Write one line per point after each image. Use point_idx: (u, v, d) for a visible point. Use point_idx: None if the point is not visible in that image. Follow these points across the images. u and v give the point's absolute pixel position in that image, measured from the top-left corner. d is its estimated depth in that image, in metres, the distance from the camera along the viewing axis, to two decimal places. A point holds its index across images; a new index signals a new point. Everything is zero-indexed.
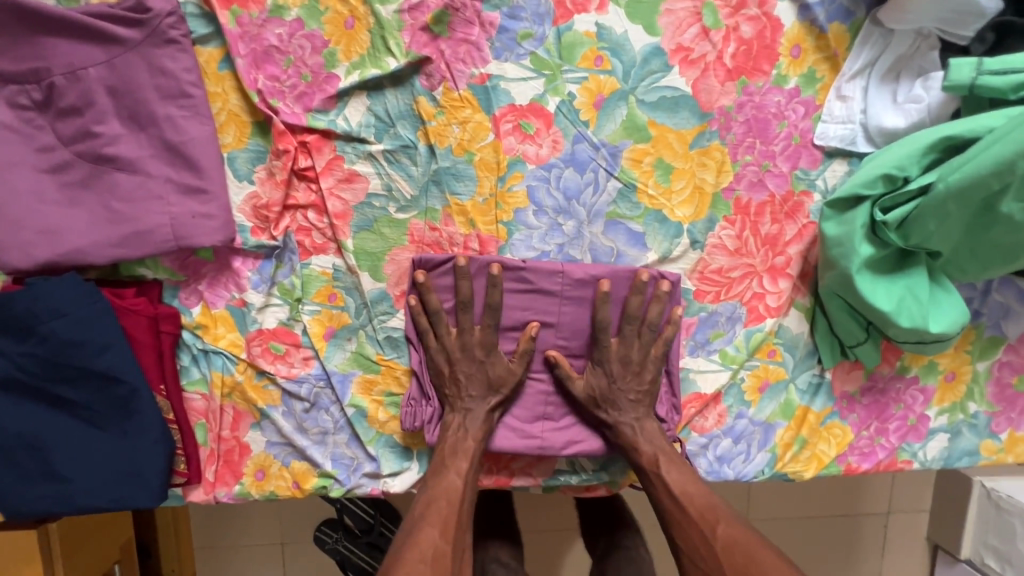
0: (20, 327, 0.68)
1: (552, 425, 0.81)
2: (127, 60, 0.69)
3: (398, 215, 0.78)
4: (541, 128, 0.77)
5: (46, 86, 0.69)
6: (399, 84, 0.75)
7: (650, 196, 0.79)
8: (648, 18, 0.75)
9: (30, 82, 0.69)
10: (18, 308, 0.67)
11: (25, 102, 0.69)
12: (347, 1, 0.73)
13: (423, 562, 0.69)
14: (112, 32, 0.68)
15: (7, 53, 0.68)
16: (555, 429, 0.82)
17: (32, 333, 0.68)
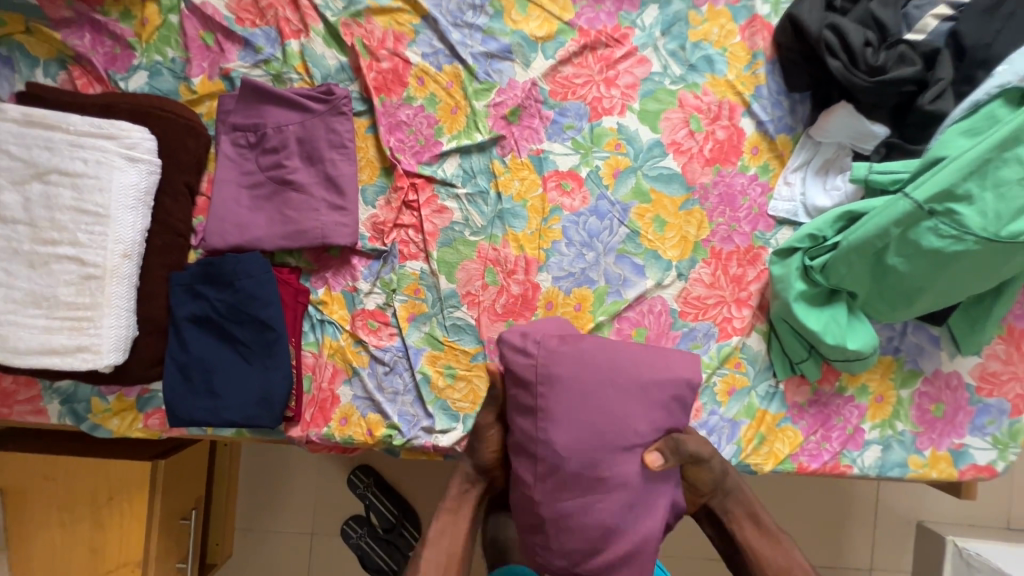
0: (214, 283, 1.00)
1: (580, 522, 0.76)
2: (312, 122, 1.06)
3: (471, 238, 1.11)
4: (575, 187, 1.11)
5: (259, 134, 1.06)
6: (482, 151, 1.11)
7: (650, 240, 1.12)
8: (653, 122, 1.12)
9: (249, 130, 1.06)
10: (225, 268, 1.00)
11: (243, 142, 1.06)
12: (455, 97, 1.11)
13: None
14: (308, 105, 1.06)
15: (239, 112, 1.07)
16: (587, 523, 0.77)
17: (225, 288, 1.00)
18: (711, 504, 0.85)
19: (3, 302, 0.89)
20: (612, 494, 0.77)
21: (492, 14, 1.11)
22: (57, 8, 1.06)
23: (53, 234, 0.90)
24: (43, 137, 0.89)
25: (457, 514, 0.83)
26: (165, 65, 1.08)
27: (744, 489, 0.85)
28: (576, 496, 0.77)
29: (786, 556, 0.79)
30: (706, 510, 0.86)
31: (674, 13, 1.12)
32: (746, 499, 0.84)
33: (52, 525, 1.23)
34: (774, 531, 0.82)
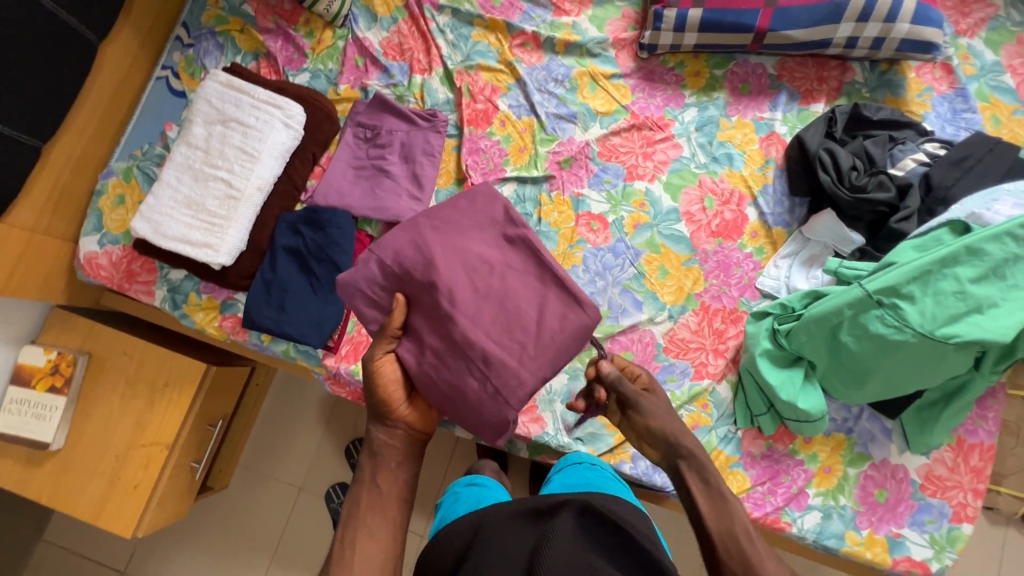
0: (311, 228, 1.30)
1: (487, 295, 0.97)
2: (415, 133, 1.40)
3: None
4: (601, 228, 1.38)
5: (375, 132, 1.40)
6: (536, 184, 1.41)
7: (652, 283, 1.35)
8: (675, 193, 1.39)
9: (369, 128, 1.41)
10: (325, 215, 1.30)
11: (361, 136, 1.41)
12: (525, 140, 1.43)
13: (379, 525, 0.90)
14: (416, 121, 1.40)
15: (366, 114, 1.41)
16: (484, 297, 0.97)
17: (318, 232, 1.29)
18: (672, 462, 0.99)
19: (169, 200, 1.23)
20: (503, 277, 0.98)
21: (568, 88, 1.45)
22: (265, 20, 1.48)
23: (217, 162, 1.23)
24: (235, 98, 1.26)
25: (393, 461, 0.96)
26: (324, 72, 1.46)
27: (697, 454, 0.97)
28: (482, 303, 0.96)
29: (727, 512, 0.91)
30: (671, 469, 1.00)
31: (708, 116, 1.42)
32: (698, 463, 0.96)
33: (114, 394, 1.48)
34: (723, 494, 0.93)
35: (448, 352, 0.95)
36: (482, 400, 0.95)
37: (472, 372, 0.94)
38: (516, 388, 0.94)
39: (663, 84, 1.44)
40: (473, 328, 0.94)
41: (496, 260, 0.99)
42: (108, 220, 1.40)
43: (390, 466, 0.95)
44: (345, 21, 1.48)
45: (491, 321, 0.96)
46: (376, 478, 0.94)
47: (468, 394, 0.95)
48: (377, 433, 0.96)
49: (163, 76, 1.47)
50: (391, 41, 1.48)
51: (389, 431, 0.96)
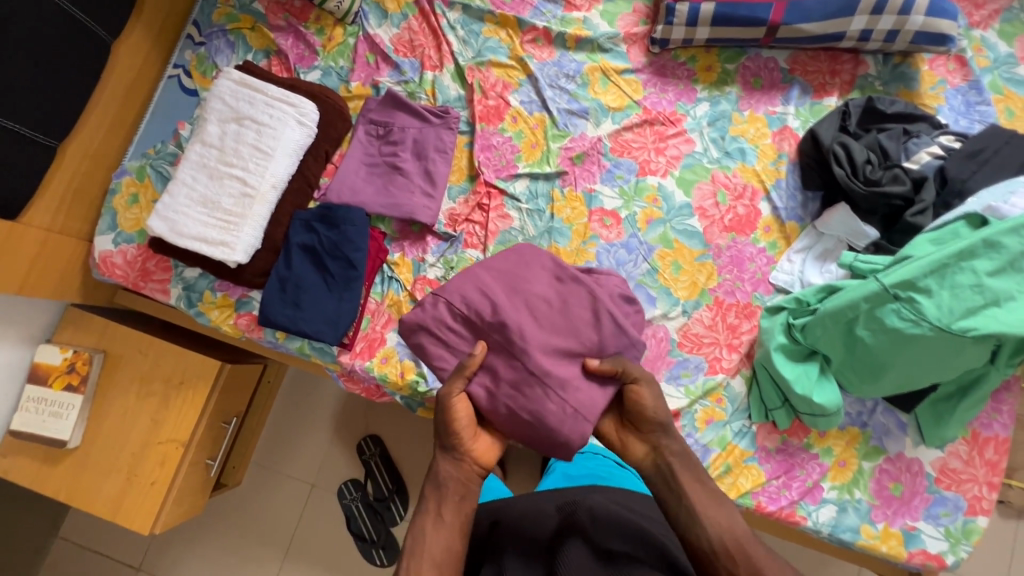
0: (326, 226, 1.29)
1: (547, 325, 1.04)
2: (428, 130, 1.39)
3: (523, 242, 1.38)
4: (614, 224, 1.38)
5: (387, 129, 1.40)
6: (548, 180, 1.40)
7: (666, 278, 1.35)
8: (688, 188, 1.39)
9: (380, 125, 1.40)
10: (339, 212, 1.30)
11: (373, 133, 1.40)
12: (537, 136, 1.43)
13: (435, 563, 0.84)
14: (428, 117, 1.40)
15: (378, 112, 1.41)
16: (546, 325, 1.04)
17: (334, 230, 1.29)
18: (659, 458, 0.92)
19: (184, 199, 1.22)
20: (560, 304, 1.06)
21: (580, 84, 1.44)
22: (276, 18, 1.48)
23: (233, 160, 1.22)
24: (249, 96, 1.25)
25: (455, 497, 0.90)
26: (335, 70, 1.46)
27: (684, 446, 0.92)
28: (545, 332, 1.03)
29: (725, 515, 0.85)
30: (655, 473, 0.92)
31: (721, 111, 1.42)
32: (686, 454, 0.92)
33: (130, 391, 1.49)
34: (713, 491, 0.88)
35: (524, 378, 0.98)
36: (558, 420, 0.97)
37: (549, 397, 0.98)
38: (590, 403, 0.98)
39: (674, 79, 1.44)
40: (546, 355, 1.01)
41: (558, 290, 1.08)
42: (123, 219, 1.41)
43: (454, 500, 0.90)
44: (356, 18, 1.47)
45: (557, 347, 1.02)
46: (439, 509, 0.89)
47: (547, 410, 0.97)
48: (441, 463, 0.92)
49: (175, 75, 1.47)
50: (402, 38, 1.48)
51: (457, 461, 0.92)
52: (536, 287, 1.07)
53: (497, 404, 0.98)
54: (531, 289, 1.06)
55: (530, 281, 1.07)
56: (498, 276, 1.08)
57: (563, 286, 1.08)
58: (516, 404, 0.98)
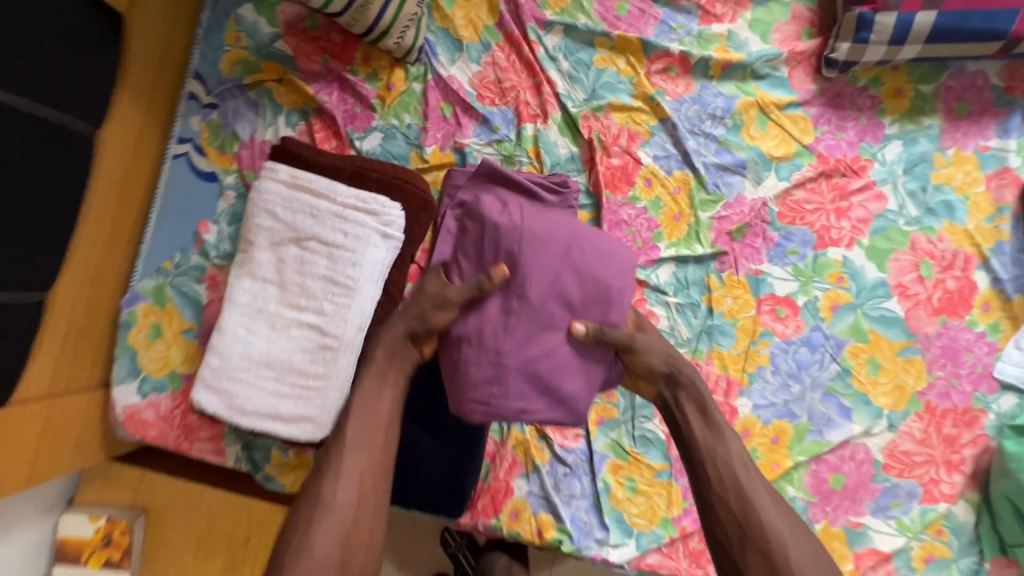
0: (435, 367, 0.96)
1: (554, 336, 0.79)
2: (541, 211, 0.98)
3: (674, 349, 1.07)
4: (790, 314, 1.07)
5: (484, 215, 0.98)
6: (700, 263, 1.08)
7: (861, 382, 1.06)
8: (881, 260, 1.07)
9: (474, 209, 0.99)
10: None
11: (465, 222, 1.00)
12: (680, 204, 1.08)
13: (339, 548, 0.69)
14: (540, 195, 0.98)
15: (468, 189, 1.01)
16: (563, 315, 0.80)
17: None
18: (666, 393, 0.85)
19: (238, 359, 0.88)
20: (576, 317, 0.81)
21: (730, 127, 1.09)
22: (311, 62, 1.08)
23: (300, 300, 0.88)
24: (309, 203, 0.89)
25: (363, 448, 0.75)
26: (401, 130, 1.07)
27: (698, 383, 0.84)
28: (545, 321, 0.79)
29: (732, 446, 0.79)
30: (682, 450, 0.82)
31: (919, 152, 1.08)
32: (698, 393, 0.83)
33: (186, 557, 1.20)
34: (723, 429, 0.81)
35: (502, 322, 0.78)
36: (485, 376, 0.78)
37: (479, 365, 0.78)
38: (506, 399, 0.78)
39: (853, 111, 1.09)
40: (505, 343, 0.78)
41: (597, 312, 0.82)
42: (145, 360, 1.06)
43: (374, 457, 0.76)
44: (421, 55, 1.08)
45: (526, 349, 0.78)
46: (363, 448, 0.75)
47: (468, 377, 0.79)
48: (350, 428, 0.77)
49: (182, 152, 1.08)
50: (485, 77, 1.09)
51: (369, 418, 0.78)
52: (586, 284, 0.81)
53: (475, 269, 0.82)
54: (578, 280, 0.81)
55: (581, 282, 0.81)
56: (547, 248, 0.81)
57: (603, 307, 0.82)
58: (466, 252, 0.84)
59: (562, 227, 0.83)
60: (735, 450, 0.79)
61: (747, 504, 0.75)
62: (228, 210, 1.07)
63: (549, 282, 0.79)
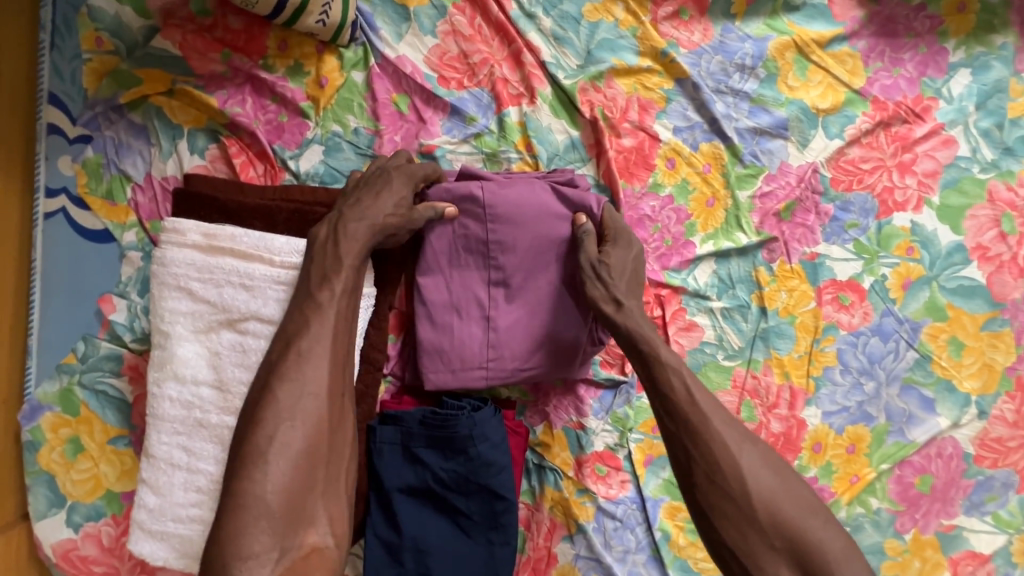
0: (446, 444, 0.75)
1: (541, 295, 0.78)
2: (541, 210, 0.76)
3: (725, 362, 0.88)
4: (855, 301, 0.89)
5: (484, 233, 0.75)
6: (744, 255, 0.88)
7: (943, 367, 0.90)
8: (955, 220, 0.89)
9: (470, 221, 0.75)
10: (460, 430, 0.74)
11: (463, 242, 0.76)
12: (712, 184, 0.87)
13: (311, 394, 0.54)
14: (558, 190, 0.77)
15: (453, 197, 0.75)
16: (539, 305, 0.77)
17: (460, 453, 0.75)
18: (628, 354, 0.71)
19: (182, 492, 0.65)
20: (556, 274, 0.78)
21: (763, 78, 0.86)
22: (208, 61, 0.80)
23: None
24: (235, 269, 0.65)
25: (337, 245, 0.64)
26: (346, 139, 0.82)
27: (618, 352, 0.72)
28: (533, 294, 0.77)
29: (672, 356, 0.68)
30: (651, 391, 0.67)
31: (991, 81, 0.88)
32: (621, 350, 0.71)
33: None
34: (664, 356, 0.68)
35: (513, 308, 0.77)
36: (471, 359, 0.76)
37: (472, 357, 0.76)
38: (505, 358, 0.77)
39: (910, 38, 0.87)
40: (492, 313, 0.76)
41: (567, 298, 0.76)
42: (68, 485, 0.82)
43: (334, 385, 0.56)
44: (356, 32, 0.81)
45: (511, 312, 0.77)
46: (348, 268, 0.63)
47: (462, 349, 0.76)
48: (308, 342, 0.57)
49: (57, 208, 0.80)
50: (446, 52, 0.83)
51: (351, 287, 0.62)
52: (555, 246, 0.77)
53: (408, 218, 0.70)
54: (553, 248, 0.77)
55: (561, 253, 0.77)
56: (534, 226, 0.76)
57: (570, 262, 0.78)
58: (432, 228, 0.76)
59: (527, 203, 0.76)
60: (771, 483, 0.59)
61: (723, 454, 0.61)
62: (137, 275, 0.81)
63: (528, 256, 0.76)
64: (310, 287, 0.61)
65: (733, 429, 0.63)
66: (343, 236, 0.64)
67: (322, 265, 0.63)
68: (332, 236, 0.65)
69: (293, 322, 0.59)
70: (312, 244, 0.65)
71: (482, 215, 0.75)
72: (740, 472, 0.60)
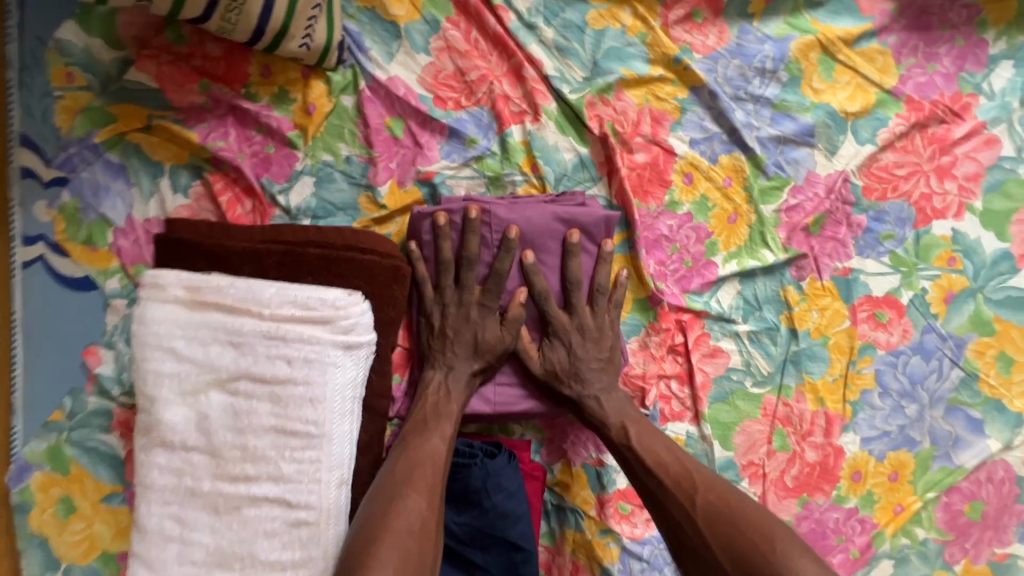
0: (460, 495, 0.70)
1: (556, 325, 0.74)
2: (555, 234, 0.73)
3: (753, 389, 0.82)
4: (894, 318, 0.82)
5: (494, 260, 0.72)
6: (770, 274, 0.81)
7: (991, 385, 0.83)
8: (1000, 226, 0.82)
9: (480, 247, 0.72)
10: (472, 482, 0.69)
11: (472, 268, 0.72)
12: (734, 199, 0.80)
13: (410, 532, 0.56)
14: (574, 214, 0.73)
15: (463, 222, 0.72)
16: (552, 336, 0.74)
17: (474, 505, 0.70)
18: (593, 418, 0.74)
19: (176, 567, 0.60)
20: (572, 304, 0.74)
21: (785, 81, 0.80)
22: (187, 93, 0.74)
23: (245, 467, 0.60)
24: (223, 325, 0.60)
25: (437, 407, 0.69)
26: (338, 168, 0.76)
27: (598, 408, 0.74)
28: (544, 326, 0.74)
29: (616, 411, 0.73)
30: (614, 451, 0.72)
31: None
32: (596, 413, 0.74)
33: None
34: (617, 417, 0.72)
35: (517, 338, 0.73)
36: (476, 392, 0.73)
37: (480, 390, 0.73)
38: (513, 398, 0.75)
39: (945, 30, 0.80)
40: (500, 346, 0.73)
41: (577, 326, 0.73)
42: (61, 547, 0.77)
43: (429, 530, 0.57)
44: (344, 54, 0.75)
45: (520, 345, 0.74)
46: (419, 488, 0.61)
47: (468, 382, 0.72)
48: (421, 459, 0.63)
49: (35, 257, 0.75)
50: (441, 70, 0.77)
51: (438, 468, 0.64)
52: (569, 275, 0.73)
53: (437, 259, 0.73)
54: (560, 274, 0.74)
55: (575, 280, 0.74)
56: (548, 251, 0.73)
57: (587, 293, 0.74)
58: (424, 253, 0.74)
59: (541, 228, 0.72)
60: (729, 516, 0.61)
61: (680, 512, 0.64)
62: (122, 323, 0.77)
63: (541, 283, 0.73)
64: (431, 418, 0.68)
65: (688, 474, 0.66)
66: (451, 386, 0.71)
67: (435, 407, 0.69)
68: (443, 383, 0.71)
69: (394, 467, 0.63)
70: (425, 388, 0.72)
71: (492, 241, 0.72)
72: (698, 519, 0.62)
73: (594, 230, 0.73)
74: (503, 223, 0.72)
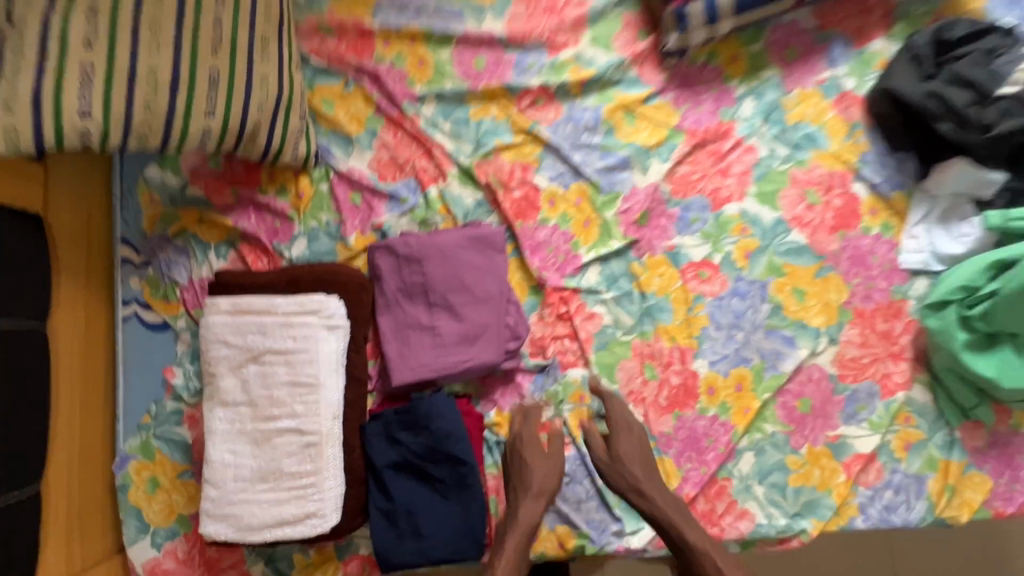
0: (417, 426, 1.02)
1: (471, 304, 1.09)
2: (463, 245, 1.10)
3: (624, 337, 1.16)
4: (712, 274, 1.18)
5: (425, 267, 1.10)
6: (620, 256, 1.18)
7: (794, 311, 1.16)
8: (772, 202, 1.19)
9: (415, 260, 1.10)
10: (421, 412, 1.03)
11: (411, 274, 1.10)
12: (585, 211, 1.19)
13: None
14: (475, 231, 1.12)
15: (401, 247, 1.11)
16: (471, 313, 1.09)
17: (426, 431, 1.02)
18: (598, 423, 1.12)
19: (233, 483, 0.94)
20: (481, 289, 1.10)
21: (605, 132, 1.21)
22: (223, 196, 1.18)
23: (273, 410, 0.94)
24: (256, 323, 0.97)
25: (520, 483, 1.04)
26: (321, 229, 1.17)
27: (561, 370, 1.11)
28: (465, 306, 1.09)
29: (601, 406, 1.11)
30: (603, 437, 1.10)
31: (770, 102, 1.22)
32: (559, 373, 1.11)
33: None
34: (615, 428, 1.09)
35: (447, 317, 1.09)
36: (424, 357, 1.08)
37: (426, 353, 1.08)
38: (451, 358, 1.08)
39: (703, 85, 1.23)
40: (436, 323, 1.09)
41: (489, 303, 1.10)
42: (150, 514, 1.10)
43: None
44: (319, 158, 1.19)
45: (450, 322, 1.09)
46: (516, 538, 0.99)
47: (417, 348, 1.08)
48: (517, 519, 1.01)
49: (130, 314, 1.14)
50: (381, 159, 1.20)
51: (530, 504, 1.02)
52: (476, 270, 1.10)
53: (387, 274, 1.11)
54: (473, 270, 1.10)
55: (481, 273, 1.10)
56: (459, 256, 1.10)
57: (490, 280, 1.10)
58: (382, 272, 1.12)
59: (452, 243, 1.10)
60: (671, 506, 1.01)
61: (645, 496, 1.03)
62: (188, 349, 1.14)
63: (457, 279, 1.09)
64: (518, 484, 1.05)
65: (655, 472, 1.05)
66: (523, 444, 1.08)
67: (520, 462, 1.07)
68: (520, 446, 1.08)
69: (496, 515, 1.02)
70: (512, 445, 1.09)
71: (422, 255, 1.10)
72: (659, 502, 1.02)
73: (488, 240, 1.11)
74: (427, 243, 1.10)
